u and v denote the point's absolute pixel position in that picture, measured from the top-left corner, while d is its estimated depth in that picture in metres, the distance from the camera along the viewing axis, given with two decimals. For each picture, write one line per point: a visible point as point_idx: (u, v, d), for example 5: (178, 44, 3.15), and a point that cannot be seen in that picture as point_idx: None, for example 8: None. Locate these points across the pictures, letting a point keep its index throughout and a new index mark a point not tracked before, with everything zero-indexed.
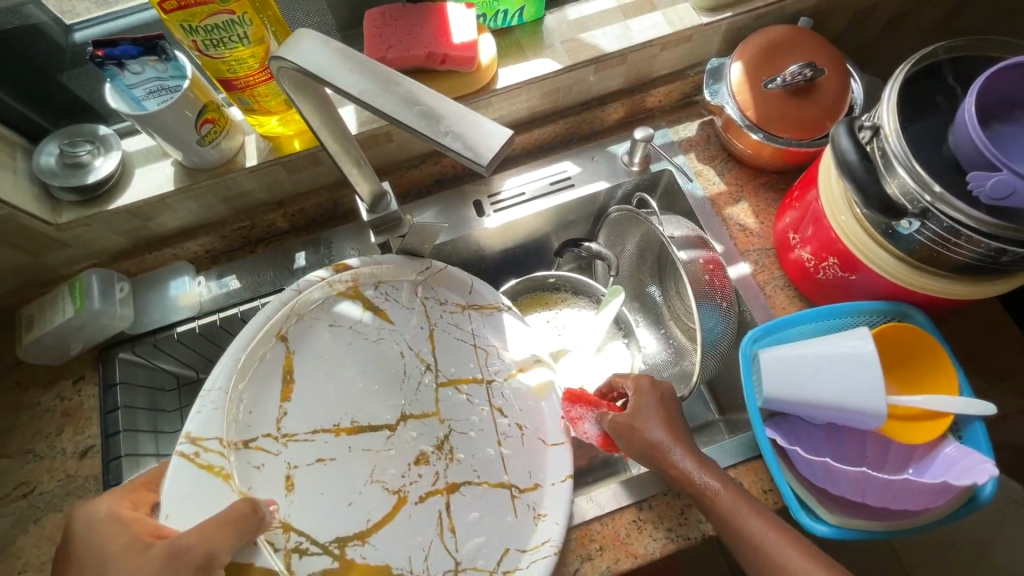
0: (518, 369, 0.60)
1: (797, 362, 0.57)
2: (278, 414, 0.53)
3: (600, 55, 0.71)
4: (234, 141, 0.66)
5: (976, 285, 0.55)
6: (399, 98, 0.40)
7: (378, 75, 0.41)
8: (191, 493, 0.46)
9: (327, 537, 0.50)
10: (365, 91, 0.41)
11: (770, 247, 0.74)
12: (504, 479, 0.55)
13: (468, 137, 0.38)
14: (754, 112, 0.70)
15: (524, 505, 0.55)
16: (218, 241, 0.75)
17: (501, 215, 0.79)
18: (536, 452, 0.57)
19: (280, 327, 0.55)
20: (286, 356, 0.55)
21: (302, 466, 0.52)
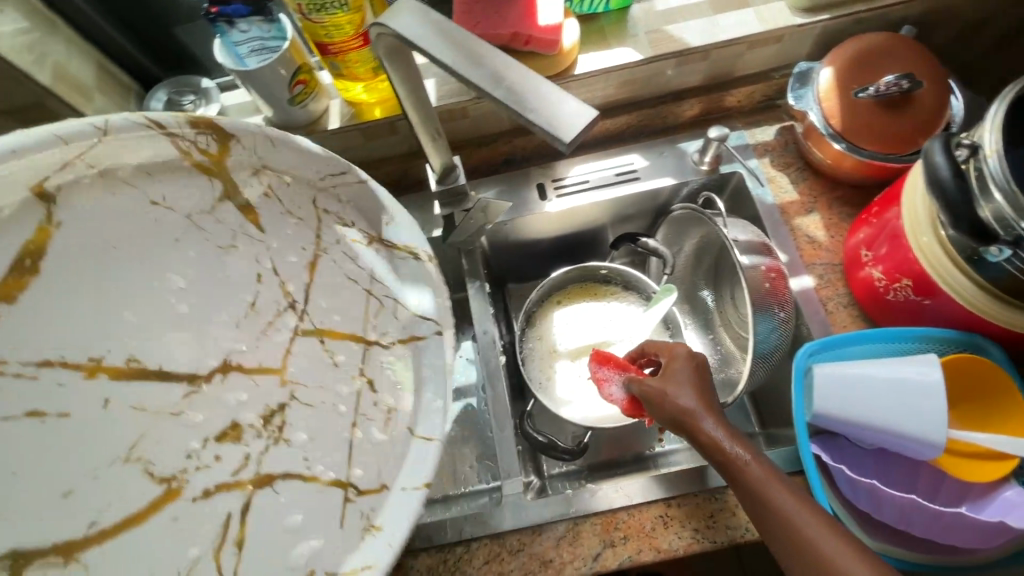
0: (410, 337, 0.50)
1: (855, 381, 0.55)
2: (245, 308, 0.54)
3: (683, 48, 0.70)
4: (321, 104, 0.70)
5: None
6: (487, 73, 0.41)
7: (472, 51, 0.43)
8: None
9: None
10: (457, 64, 0.42)
11: (839, 263, 0.71)
12: (343, 477, 0.48)
13: (554, 113, 0.38)
14: (840, 121, 0.67)
15: (357, 511, 0.45)
16: None
17: (562, 200, 0.79)
18: (400, 444, 0.46)
19: (202, 213, 0.50)
20: (202, 220, 0.50)
21: (148, 408, 0.49)
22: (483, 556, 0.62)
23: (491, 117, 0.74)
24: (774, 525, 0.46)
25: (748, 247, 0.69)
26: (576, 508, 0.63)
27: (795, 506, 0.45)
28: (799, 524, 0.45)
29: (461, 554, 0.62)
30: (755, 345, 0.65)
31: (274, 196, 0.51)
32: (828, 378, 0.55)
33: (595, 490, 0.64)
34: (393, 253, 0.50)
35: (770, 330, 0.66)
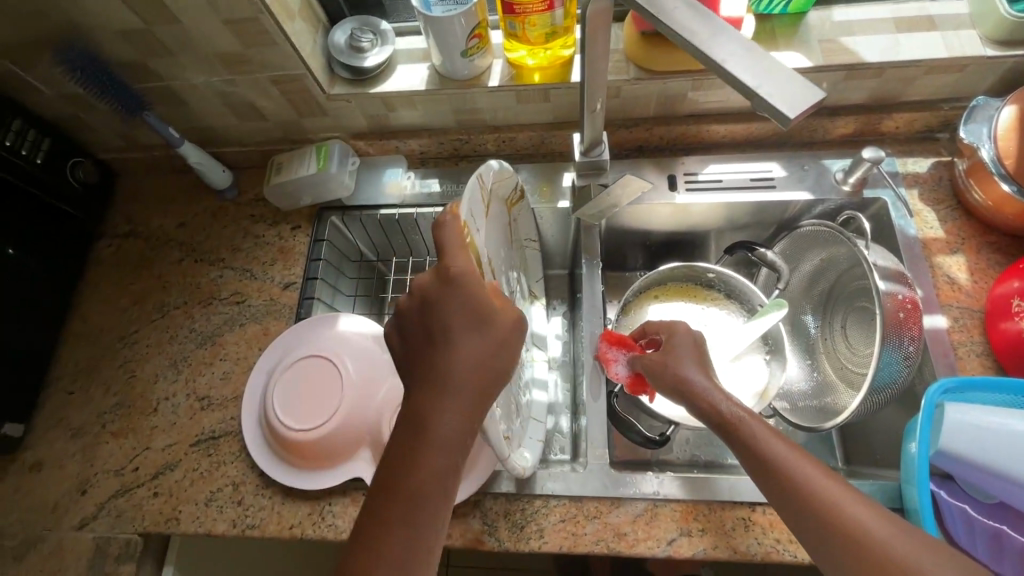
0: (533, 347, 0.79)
1: (988, 429, 0.52)
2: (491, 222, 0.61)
3: (857, 62, 0.68)
4: (485, 61, 0.73)
5: None
6: (703, 38, 0.41)
7: (696, 16, 0.42)
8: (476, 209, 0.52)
9: None
10: (671, 18, 0.42)
11: (978, 309, 0.68)
12: (519, 406, 0.67)
13: (778, 87, 0.37)
14: (1015, 162, 0.64)
15: (523, 432, 0.67)
16: (434, 146, 0.84)
17: (691, 195, 0.79)
18: (532, 406, 0.72)
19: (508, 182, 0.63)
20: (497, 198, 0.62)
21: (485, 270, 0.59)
22: (559, 514, 0.64)
23: (642, 100, 0.76)
24: (780, 482, 0.49)
25: (882, 272, 0.67)
26: (661, 490, 0.64)
27: (798, 463, 0.49)
28: (804, 481, 0.48)
29: (538, 507, 0.65)
30: (874, 375, 0.64)
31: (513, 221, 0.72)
32: (959, 420, 0.53)
33: (678, 477, 0.65)
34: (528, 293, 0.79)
35: (893, 358, 0.64)
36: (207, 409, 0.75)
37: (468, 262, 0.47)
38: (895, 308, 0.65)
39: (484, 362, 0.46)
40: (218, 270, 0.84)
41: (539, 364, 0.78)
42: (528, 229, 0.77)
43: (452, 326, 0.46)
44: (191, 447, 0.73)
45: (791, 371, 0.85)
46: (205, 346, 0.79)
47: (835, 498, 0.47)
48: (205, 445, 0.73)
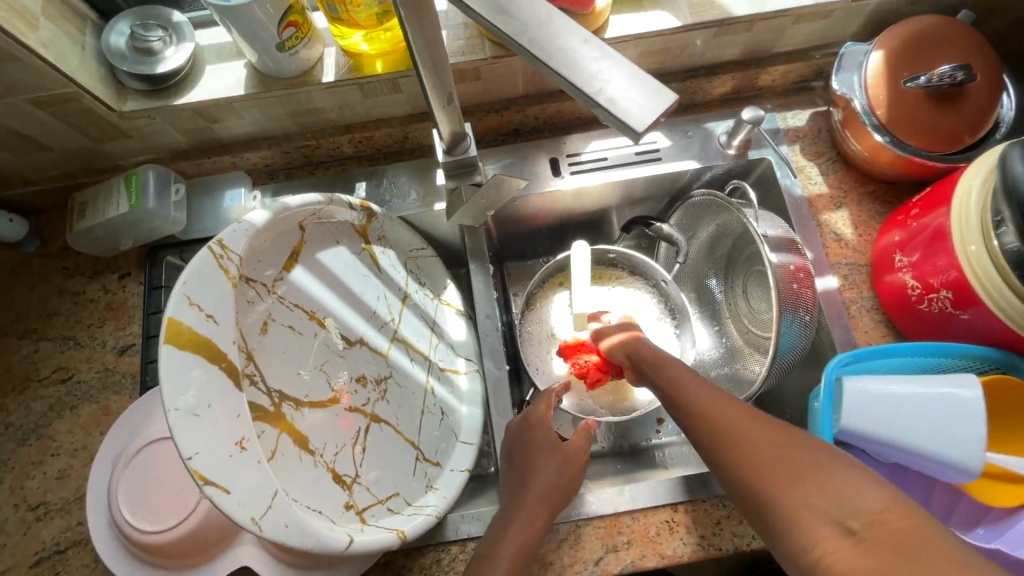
0: (457, 369, 0.66)
1: (884, 400, 0.51)
2: (278, 274, 0.51)
3: (725, 17, 0.63)
4: (314, 52, 0.61)
5: None
6: (533, 29, 0.32)
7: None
8: (213, 288, 0.42)
9: (273, 386, 0.49)
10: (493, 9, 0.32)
11: (864, 264, 0.68)
12: (415, 442, 0.60)
13: (620, 92, 0.30)
14: (886, 111, 0.62)
15: (423, 471, 0.59)
16: (278, 156, 0.71)
17: (576, 178, 0.73)
18: (448, 439, 0.62)
19: (306, 214, 0.54)
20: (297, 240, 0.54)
21: (279, 323, 0.51)
22: None
23: (507, 79, 0.67)
24: (700, 416, 0.45)
25: (777, 229, 0.67)
26: (578, 512, 0.60)
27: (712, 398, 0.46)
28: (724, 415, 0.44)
29: (456, 554, 0.59)
30: (775, 346, 0.62)
31: (382, 242, 0.65)
32: (857, 396, 0.51)
33: (596, 492, 0.61)
34: (434, 305, 0.68)
35: (790, 327, 0.63)
36: (44, 518, 0.62)
37: (544, 410, 0.61)
38: (790, 275, 0.63)
39: (573, 472, 0.57)
40: (31, 344, 0.68)
41: (463, 384, 0.66)
42: (412, 240, 0.68)
43: (524, 452, 0.58)
44: (31, 569, 0.60)
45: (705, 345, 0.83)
46: (28, 443, 0.64)
47: (757, 435, 0.42)
48: (50, 564, 0.60)
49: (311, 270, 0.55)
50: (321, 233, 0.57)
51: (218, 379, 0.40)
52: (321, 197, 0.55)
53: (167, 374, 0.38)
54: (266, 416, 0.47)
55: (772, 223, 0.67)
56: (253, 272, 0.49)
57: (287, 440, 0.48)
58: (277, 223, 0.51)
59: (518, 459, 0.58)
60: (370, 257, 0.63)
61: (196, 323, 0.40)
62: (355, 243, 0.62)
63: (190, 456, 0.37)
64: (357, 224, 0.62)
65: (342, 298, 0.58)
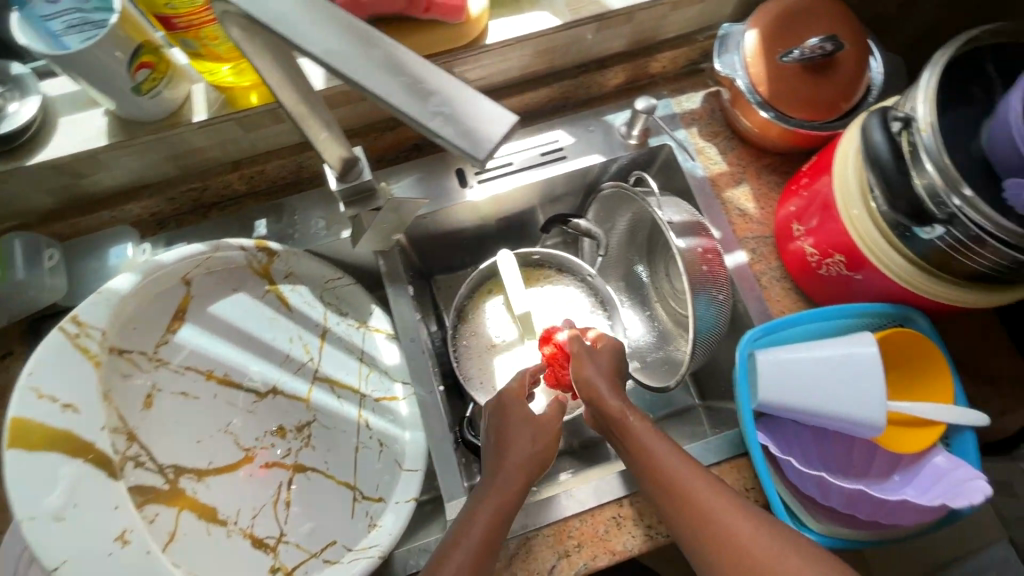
0: (394, 395, 0.59)
1: (794, 369, 0.53)
2: (160, 339, 0.52)
3: (603, 12, 0.63)
4: (178, 90, 0.57)
5: (966, 289, 0.50)
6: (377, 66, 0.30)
7: (340, 30, 0.31)
8: (65, 372, 0.45)
9: (166, 460, 0.50)
10: (331, 53, 0.31)
11: (769, 235, 0.70)
12: (351, 480, 0.56)
13: (461, 123, 0.29)
14: (767, 88, 0.65)
15: (363, 511, 0.55)
16: (164, 204, 0.66)
17: (484, 187, 0.72)
18: (389, 471, 0.56)
19: (187, 269, 0.54)
20: (182, 296, 0.54)
21: (167, 392, 0.52)
22: None
23: None
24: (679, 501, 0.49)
25: (685, 213, 0.68)
26: (525, 524, 0.59)
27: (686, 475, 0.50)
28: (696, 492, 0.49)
29: None
30: (695, 323, 0.63)
31: (292, 275, 0.59)
32: (771, 367, 0.53)
33: (542, 501, 0.60)
34: (359, 331, 0.61)
35: (708, 308, 0.64)
36: None
37: (515, 385, 0.60)
38: (702, 257, 0.64)
39: (548, 439, 0.57)
40: None
41: (399, 411, 0.58)
42: (323, 270, 0.61)
43: (499, 426, 0.58)
44: None
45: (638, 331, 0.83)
46: None
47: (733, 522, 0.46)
48: None
49: (204, 334, 0.55)
50: (214, 286, 0.56)
51: (90, 476, 0.44)
52: (201, 245, 0.54)
53: (20, 479, 0.42)
54: (161, 495, 0.49)
55: (679, 207, 0.69)
56: (127, 341, 0.50)
57: (190, 517, 0.49)
58: (147, 290, 0.51)
59: (494, 433, 0.57)
60: (276, 297, 0.59)
61: (45, 418, 0.43)
62: (259, 289, 0.58)
63: (59, 565, 0.41)
64: (257, 264, 0.57)
65: (246, 351, 0.57)
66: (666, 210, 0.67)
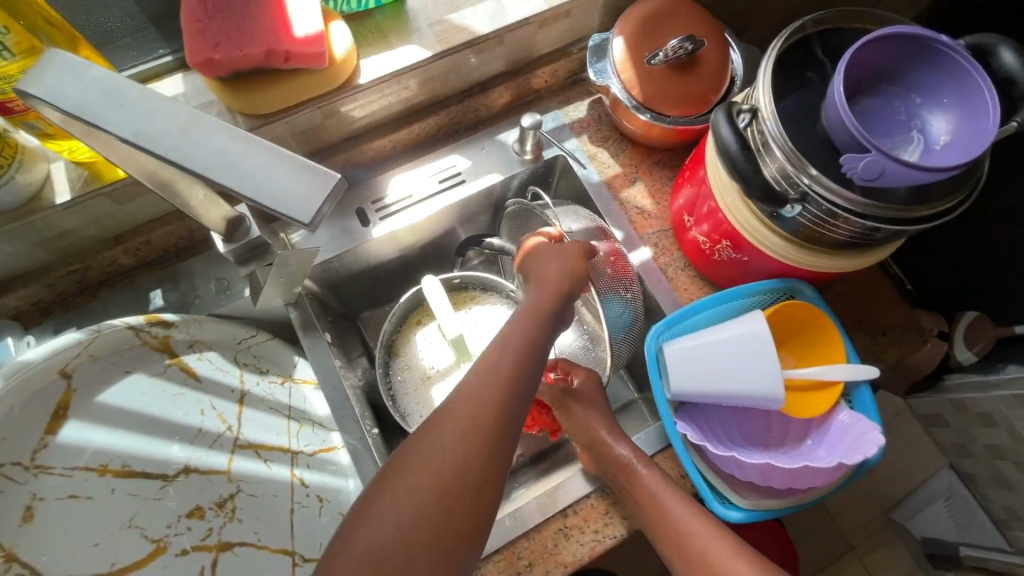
0: (333, 446, 0.63)
1: (700, 355, 0.55)
2: (36, 445, 0.46)
3: (472, 38, 0.64)
4: (34, 173, 0.53)
5: (840, 257, 0.55)
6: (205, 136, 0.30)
7: (147, 107, 0.30)
8: None
9: (56, 574, 0.44)
10: (142, 133, 0.29)
11: (669, 227, 0.72)
12: (289, 545, 0.55)
13: (279, 189, 0.28)
14: (640, 91, 0.68)
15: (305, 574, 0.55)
16: (44, 291, 0.62)
17: (388, 222, 0.72)
18: (334, 523, 0.59)
19: (65, 361, 0.50)
20: (63, 391, 0.49)
21: (50, 499, 0.45)
22: None
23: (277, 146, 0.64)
24: (682, 551, 0.51)
25: (582, 219, 0.71)
26: None
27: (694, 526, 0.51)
28: (684, 529, 0.51)
29: None
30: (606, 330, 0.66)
31: (200, 343, 0.59)
32: (678, 356, 0.55)
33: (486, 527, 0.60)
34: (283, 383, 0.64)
35: (618, 311, 0.68)
36: None
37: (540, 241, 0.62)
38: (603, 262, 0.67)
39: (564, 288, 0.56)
40: None
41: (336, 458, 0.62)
42: (234, 330, 0.62)
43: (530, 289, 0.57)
44: None
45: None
46: None
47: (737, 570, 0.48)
48: None
49: (120, 436, 0.50)
50: (102, 374, 0.52)
51: None
52: (77, 335, 0.51)
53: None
54: None
55: (574, 215, 0.71)
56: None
57: None
58: (15, 395, 0.47)
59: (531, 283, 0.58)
60: (180, 370, 0.57)
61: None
62: (159, 365, 0.56)
63: None
64: (154, 341, 0.56)
65: (161, 438, 0.52)
66: (564, 220, 0.71)
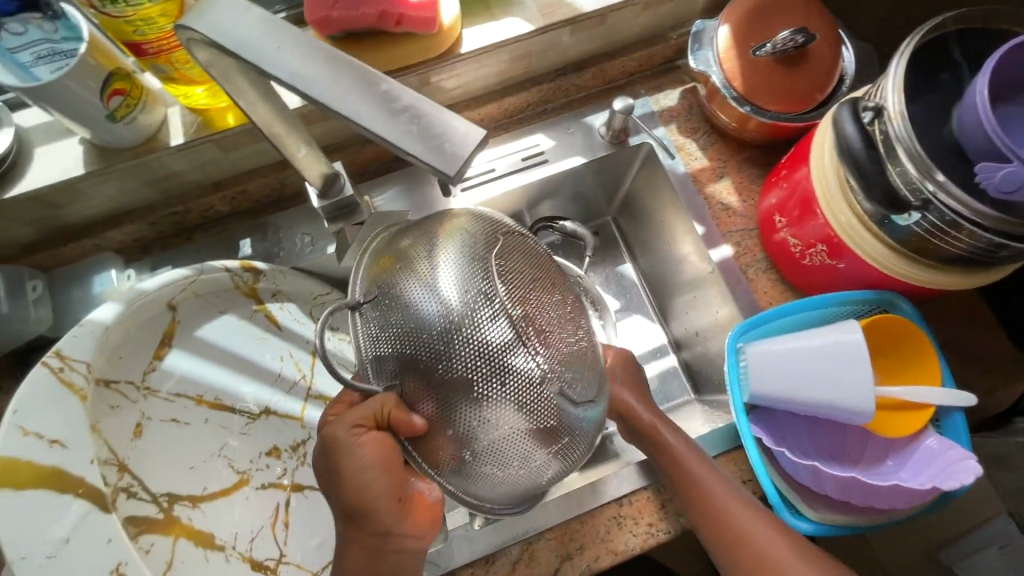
0: None
1: (785, 360, 0.53)
2: (146, 367, 0.50)
3: (577, 15, 0.63)
4: (154, 114, 0.56)
5: (948, 275, 0.51)
6: (348, 87, 0.31)
7: (309, 54, 0.32)
8: (48, 407, 0.41)
9: (160, 489, 0.47)
10: (300, 77, 0.31)
11: (754, 227, 0.70)
12: None
13: (428, 140, 0.30)
14: (741, 82, 0.65)
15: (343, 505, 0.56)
16: (146, 229, 0.66)
17: (467, 195, 0.72)
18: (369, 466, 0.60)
19: (172, 294, 0.52)
20: (169, 321, 0.52)
21: (156, 420, 0.49)
22: None
23: None
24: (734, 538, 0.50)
25: (481, 242, 0.46)
26: (525, 529, 0.59)
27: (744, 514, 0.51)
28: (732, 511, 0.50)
29: None
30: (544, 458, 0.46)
31: (281, 295, 0.60)
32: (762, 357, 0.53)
33: (541, 504, 0.60)
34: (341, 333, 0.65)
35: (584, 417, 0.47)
36: None
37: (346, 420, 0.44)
38: (523, 274, 0.47)
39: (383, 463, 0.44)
40: None
41: None
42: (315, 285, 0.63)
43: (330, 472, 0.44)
44: None
45: (657, 338, 0.84)
46: None
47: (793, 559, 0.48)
48: None
49: (210, 371, 0.54)
50: (201, 312, 0.55)
51: (91, 514, 0.41)
52: (189, 270, 0.53)
53: (23, 521, 0.39)
54: (156, 526, 0.46)
55: (463, 228, 0.47)
56: (115, 372, 0.47)
57: (187, 545, 0.46)
58: (131, 320, 0.48)
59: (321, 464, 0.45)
60: (264, 317, 0.59)
61: (34, 456, 0.40)
62: (247, 311, 0.58)
63: None
64: (244, 285, 0.57)
65: (245, 379, 0.56)
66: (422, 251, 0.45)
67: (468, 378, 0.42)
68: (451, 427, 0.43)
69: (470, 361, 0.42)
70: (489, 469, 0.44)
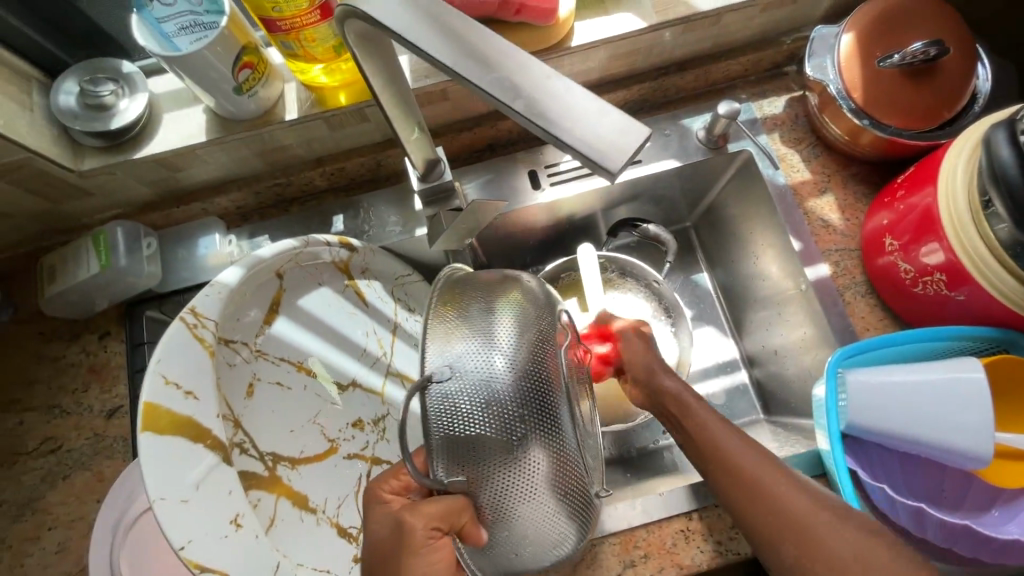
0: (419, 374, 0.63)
1: (887, 390, 0.51)
2: (258, 329, 0.52)
3: (692, 14, 0.62)
4: (273, 89, 0.59)
5: None
6: (504, 76, 0.32)
7: (471, 41, 0.33)
8: (184, 360, 0.44)
9: (266, 448, 0.49)
10: (461, 63, 0.33)
11: (855, 248, 0.66)
12: None
13: (589, 134, 0.30)
14: (861, 93, 0.61)
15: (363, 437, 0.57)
16: (250, 197, 0.69)
17: (555, 189, 0.72)
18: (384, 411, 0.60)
19: (281, 263, 0.54)
20: (277, 288, 0.54)
21: (264, 381, 0.51)
22: None
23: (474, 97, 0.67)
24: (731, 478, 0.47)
25: (537, 316, 0.46)
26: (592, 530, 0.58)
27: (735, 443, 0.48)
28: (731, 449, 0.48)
29: None
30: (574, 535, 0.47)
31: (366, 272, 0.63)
32: (862, 385, 0.51)
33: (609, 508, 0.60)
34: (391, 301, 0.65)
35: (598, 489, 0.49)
36: None
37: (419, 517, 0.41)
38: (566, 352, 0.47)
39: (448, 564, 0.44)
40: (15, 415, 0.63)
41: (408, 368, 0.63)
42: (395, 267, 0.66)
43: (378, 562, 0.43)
44: None
45: (728, 352, 0.81)
46: (22, 519, 0.60)
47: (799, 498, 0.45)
48: None
49: (307, 339, 0.56)
50: (303, 281, 0.57)
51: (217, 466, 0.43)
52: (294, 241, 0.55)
53: (160, 465, 0.41)
54: (263, 483, 0.48)
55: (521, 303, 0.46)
56: (234, 334, 0.50)
57: (287, 504, 0.49)
58: (248, 285, 0.51)
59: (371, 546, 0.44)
60: (354, 293, 0.61)
61: (172, 404, 0.42)
62: (341, 286, 0.60)
63: (182, 546, 0.40)
64: (340, 261, 0.60)
65: (336, 351, 0.58)
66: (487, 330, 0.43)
67: (533, 468, 0.42)
68: (504, 517, 0.43)
69: (537, 445, 0.41)
70: (524, 554, 0.45)
